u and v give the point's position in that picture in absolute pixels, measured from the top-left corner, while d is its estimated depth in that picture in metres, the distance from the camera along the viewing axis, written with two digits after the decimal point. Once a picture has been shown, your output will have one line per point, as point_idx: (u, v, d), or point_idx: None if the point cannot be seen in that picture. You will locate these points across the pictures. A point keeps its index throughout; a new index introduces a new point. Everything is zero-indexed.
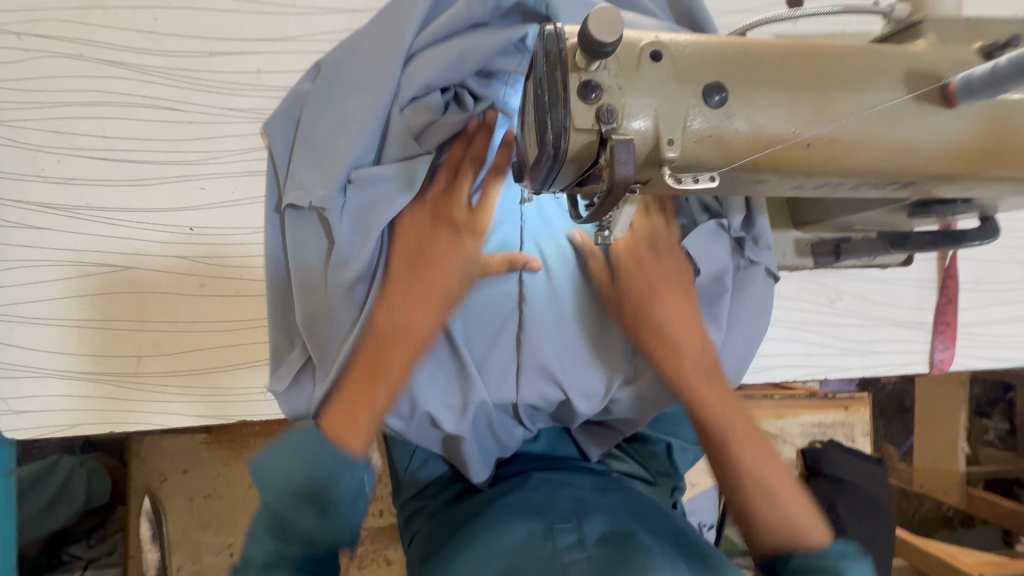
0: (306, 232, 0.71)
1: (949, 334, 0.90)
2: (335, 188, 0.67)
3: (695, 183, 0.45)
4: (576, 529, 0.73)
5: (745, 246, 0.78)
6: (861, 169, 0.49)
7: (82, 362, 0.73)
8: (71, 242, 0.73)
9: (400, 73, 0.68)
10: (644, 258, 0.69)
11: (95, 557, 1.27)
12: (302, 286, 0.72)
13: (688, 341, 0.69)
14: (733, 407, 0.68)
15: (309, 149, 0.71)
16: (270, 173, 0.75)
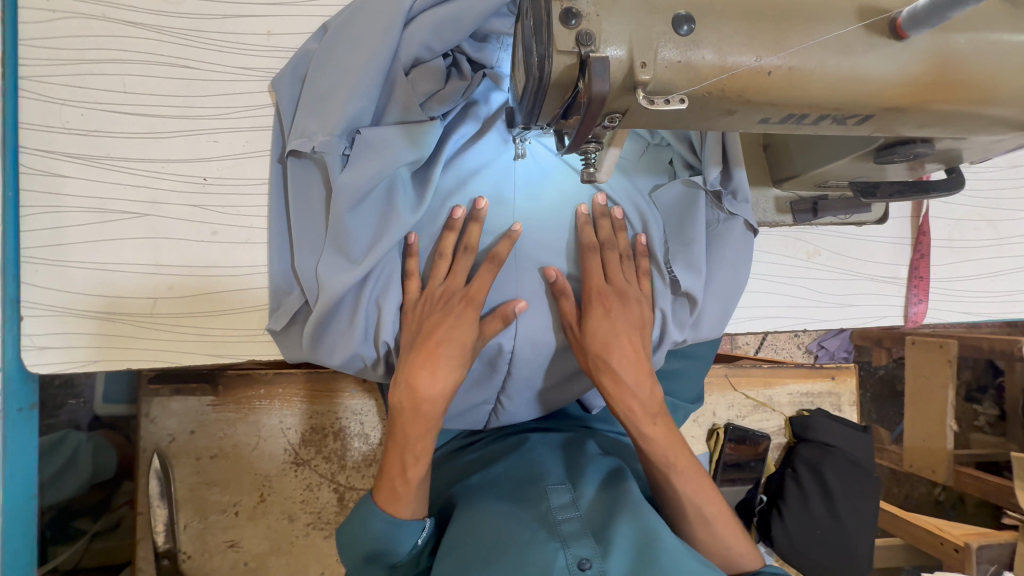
0: (307, 180, 0.77)
1: (922, 288, 0.95)
2: (336, 133, 0.73)
3: (667, 104, 0.50)
4: (570, 488, 0.79)
5: (723, 199, 0.84)
6: (818, 100, 0.54)
7: (101, 302, 0.78)
8: (93, 190, 0.78)
9: (400, 31, 0.74)
10: (609, 305, 0.78)
11: (100, 530, 1.32)
12: (301, 230, 0.78)
13: (640, 385, 0.77)
14: (677, 445, 0.77)
15: (314, 101, 0.76)
16: (277, 127, 0.80)
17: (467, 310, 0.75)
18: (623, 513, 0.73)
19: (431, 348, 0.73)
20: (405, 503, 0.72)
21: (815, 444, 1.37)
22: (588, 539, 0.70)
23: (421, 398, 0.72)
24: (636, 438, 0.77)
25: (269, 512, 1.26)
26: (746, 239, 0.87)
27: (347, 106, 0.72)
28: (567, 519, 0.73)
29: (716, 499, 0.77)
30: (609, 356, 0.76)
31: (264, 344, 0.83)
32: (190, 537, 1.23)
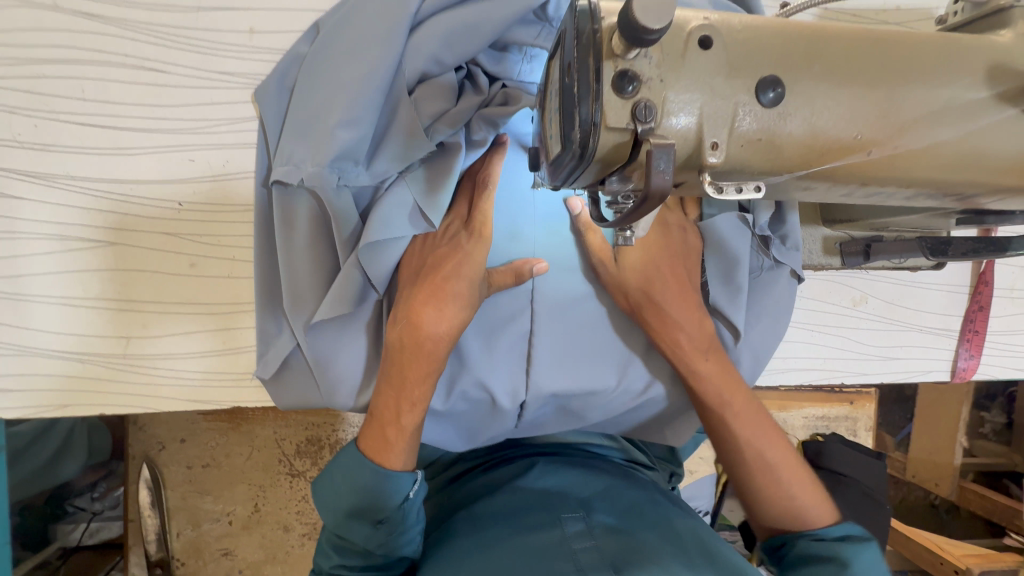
0: (296, 209, 0.67)
1: (976, 343, 0.86)
2: (327, 164, 0.63)
3: (738, 194, 0.40)
4: (585, 519, 0.72)
5: (771, 245, 0.74)
6: (923, 179, 0.43)
7: (67, 341, 0.70)
8: (53, 214, 0.68)
9: (404, 40, 0.62)
10: (652, 240, 0.71)
11: (99, 510, 1.29)
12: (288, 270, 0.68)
13: (688, 318, 0.72)
14: (733, 382, 0.72)
15: (304, 120, 0.65)
16: (260, 145, 0.69)
17: (474, 248, 0.66)
18: (649, 550, 0.66)
19: (439, 284, 0.65)
20: (394, 452, 0.65)
21: (827, 473, 1.32)
22: (606, 570, 0.62)
23: (425, 336, 0.64)
24: (686, 376, 0.72)
25: (264, 522, 1.23)
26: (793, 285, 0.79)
27: (339, 132, 0.61)
28: (584, 550, 0.66)
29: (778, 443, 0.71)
30: (655, 288, 0.70)
31: (252, 388, 0.75)
32: (184, 544, 1.21)
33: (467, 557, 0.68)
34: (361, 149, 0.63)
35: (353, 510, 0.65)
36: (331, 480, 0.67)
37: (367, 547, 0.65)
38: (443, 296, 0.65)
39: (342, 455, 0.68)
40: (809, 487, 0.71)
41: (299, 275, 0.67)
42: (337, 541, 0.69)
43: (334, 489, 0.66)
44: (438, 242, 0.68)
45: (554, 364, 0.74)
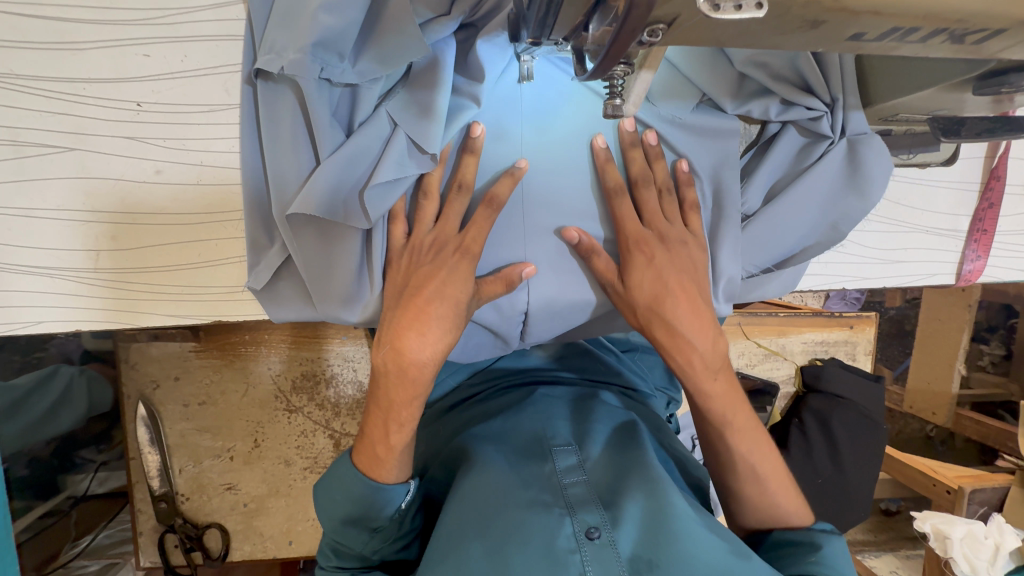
0: (279, 106, 0.62)
1: (984, 242, 0.83)
2: (309, 50, 0.57)
3: (737, 11, 0.35)
4: (577, 451, 0.70)
5: (820, 125, 0.69)
6: (942, 6, 0.39)
7: (34, 255, 0.67)
8: (3, 117, 0.64)
9: None
10: (655, 251, 0.66)
11: (106, 460, 1.32)
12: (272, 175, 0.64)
13: (701, 336, 0.67)
14: (737, 400, 0.68)
15: (286, 11, 0.60)
16: (248, 36, 0.64)
17: (461, 263, 0.63)
18: (637, 476, 0.66)
19: (421, 307, 0.62)
20: (388, 467, 0.64)
21: (825, 395, 1.33)
22: (596, 505, 0.63)
23: (408, 362, 0.62)
24: (692, 395, 0.68)
25: (265, 457, 1.24)
26: (835, 189, 0.72)
27: (319, 14, 0.57)
28: (574, 485, 0.66)
29: (741, 407, 0.69)
30: (665, 306, 0.66)
31: (234, 303, 0.73)
32: (186, 480, 1.22)
33: (462, 475, 0.68)
34: (346, 39, 0.59)
35: (352, 535, 0.65)
36: (326, 489, 0.65)
37: (364, 551, 0.65)
38: (427, 318, 0.62)
39: (337, 464, 0.66)
40: (795, 501, 0.69)
41: (286, 181, 0.63)
42: (336, 544, 0.68)
43: (329, 496, 0.65)
44: (433, 250, 0.64)
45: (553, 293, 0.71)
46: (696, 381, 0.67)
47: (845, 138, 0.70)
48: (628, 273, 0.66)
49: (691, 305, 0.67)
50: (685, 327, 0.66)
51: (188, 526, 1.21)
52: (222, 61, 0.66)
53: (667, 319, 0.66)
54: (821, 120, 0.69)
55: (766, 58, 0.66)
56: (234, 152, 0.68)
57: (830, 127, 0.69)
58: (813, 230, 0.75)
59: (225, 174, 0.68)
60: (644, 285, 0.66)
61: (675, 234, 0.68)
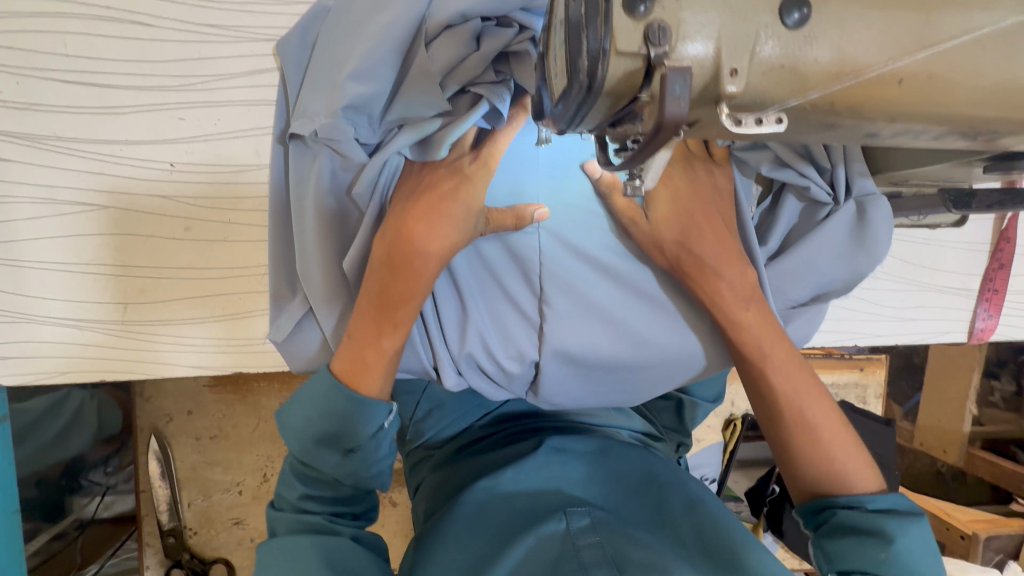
0: (313, 164, 0.64)
1: (996, 302, 0.84)
2: (341, 114, 0.59)
3: (758, 125, 0.37)
4: (590, 512, 0.70)
5: (813, 193, 0.71)
6: (959, 113, 0.40)
7: (63, 308, 0.68)
8: (43, 176, 0.66)
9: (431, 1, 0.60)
10: (680, 185, 0.65)
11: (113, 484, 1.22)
12: (300, 215, 0.66)
13: (727, 265, 0.66)
14: (774, 332, 0.66)
15: (318, 77, 0.62)
16: (281, 99, 0.67)
17: (475, 173, 0.61)
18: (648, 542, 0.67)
19: (434, 202, 0.60)
20: (372, 376, 0.62)
21: None
22: (609, 569, 0.62)
23: (415, 253, 0.60)
24: (721, 326, 0.67)
25: (274, 492, 1.24)
26: (846, 249, 0.73)
27: (352, 82, 0.59)
28: (588, 546, 0.65)
29: (779, 339, 0.66)
30: (693, 240, 0.65)
31: (255, 354, 0.74)
32: (196, 513, 1.22)
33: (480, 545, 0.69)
34: (375, 101, 0.60)
35: (324, 458, 0.63)
36: (298, 406, 0.63)
37: (337, 476, 0.64)
38: (433, 216, 0.60)
39: (312, 382, 0.64)
40: (852, 452, 0.65)
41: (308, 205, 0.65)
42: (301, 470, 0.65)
43: (303, 414, 0.63)
44: (437, 181, 0.61)
45: (570, 329, 0.69)
46: (726, 311, 0.65)
47: (851, 200, 0.72)
48: (660, 204, 0.65)
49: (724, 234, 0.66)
50: (714, 257, 0.65)
51: (195, 561, 1.20)
52: (253, 124, 0.69)
53: (701, 249, 0.64)
54: (813, 188, 0.71)
55: None
56: (262, 210, 0.70)
57: (829, 195, 0.71)
58: (828, 282, 0.75)
59: (251, 231, 0.71)
60: (672, 220, 0.64)
61: (700, 168, 0.66)
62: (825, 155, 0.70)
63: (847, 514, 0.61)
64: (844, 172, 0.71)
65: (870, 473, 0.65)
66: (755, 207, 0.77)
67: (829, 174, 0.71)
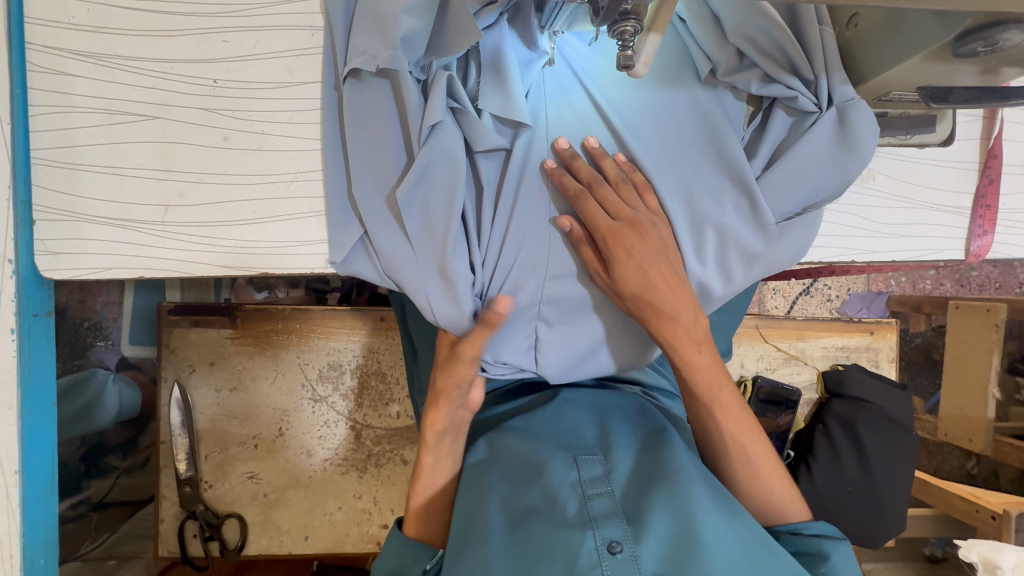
0: (368, 100, 0.72)
1: (989, 218, 0.86)
2: (398, 47, 0.67)
3: None
4: (602, 461, 0.72)
5: (799, 101, 0.75)
6: None
7: (109, 208, 0.75)
8: (103, 90, 0.75)
9: None
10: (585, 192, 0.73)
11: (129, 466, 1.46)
12: (358, 145, 0.74)
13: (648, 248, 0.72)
14: (682, 302, 0.72)
15: (363, 15, 0.70)
16: (327, 44, 0.76)
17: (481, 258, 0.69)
18: (661, 488, 0.67)
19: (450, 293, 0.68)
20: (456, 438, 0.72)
21: (848, 400, 1.30)
22: (620, 520, 0.65)
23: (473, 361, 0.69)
24: (643, 311, 0.72)
25: (288, 446, 1.26)
26: (832, 156, 0.76)
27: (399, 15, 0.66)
28: (596, 496, 0.68)
29: (685, 306, 0.72)
30: (612, 237, 0.71)
31: (278, 258, 0.79)
32: (212, 466, 1.24)
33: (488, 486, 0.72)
34: (421, 37, 0.69)
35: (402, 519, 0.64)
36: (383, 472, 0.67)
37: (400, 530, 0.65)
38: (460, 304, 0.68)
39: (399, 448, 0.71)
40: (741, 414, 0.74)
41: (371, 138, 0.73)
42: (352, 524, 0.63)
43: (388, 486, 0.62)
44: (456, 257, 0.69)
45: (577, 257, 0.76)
46: (664, 295, 0.72)
47: (833, 108, 0.75)
48: (581, 211, 0.72)
49: (641, 234, 0.72)
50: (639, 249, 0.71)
51: (209, 514, 1.22)
52: (288, 46, 0.77)
53: (613, 261, 0.71)
54: (800, 98, 0.74)
55: (753, 33, 0.73)
56: (291, 122, 0.77)
57: (814, 103, 0.75)
58: (818, 192, 0.78)
59: (281, 141, 0.77)
60: (593, 210, 0.72)
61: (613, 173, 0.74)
62: (808, 66, 0.75)
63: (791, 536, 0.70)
64: (827, 81, 0.75)
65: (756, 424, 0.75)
66: (746, 126, 0.81)
67: (812, 86, 0.76)
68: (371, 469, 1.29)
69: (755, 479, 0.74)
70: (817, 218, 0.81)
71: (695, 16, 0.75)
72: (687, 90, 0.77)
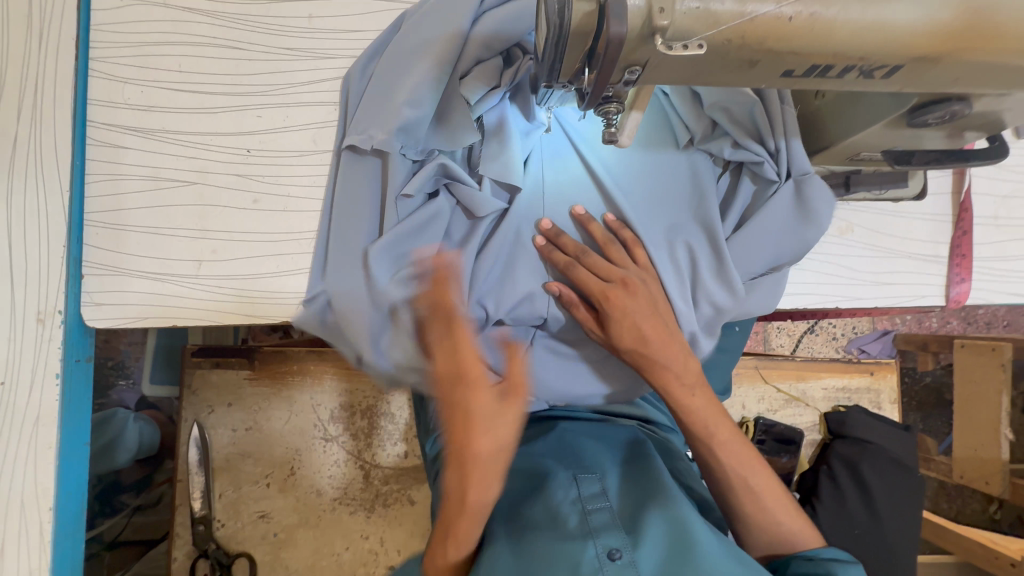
0: (357, 169, 0.81)
1: (965, 266, 0.91)
2: (394, 134, 0.76)
3: (685, 50, 0.51)
4: (599, 479, 0.76)
5: (766, 168, 0.82)
6: (846, 46, 0.54)
7: (149, 264, 0.84)
8: (150, 160, 0.85)
9: (465, 33, 0.77)
10: (575, 263, 0.79)
11: (142, 505, 1.50)
12: (343, 203, 0.82)
13: (640, 306, 0.77)
14: (677, 351, 0.77)
15: (372, 98, 0.80)
16: (342, 122, 0.85)
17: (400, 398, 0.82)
18: (654, 502, 0.71)
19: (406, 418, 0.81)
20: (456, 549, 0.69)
21: (851, 441, 1.31)
22: (618, 529, 0.67)
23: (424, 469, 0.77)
24: (643, 365, 0.78)
25: (299, 485, 1.30)
26: (792, 220, 0.83)
27: (401, 106, 0.76)
28: (596, 509, 0.71)
29: (677, 350, 0.77)
30: (607, 301, 0.77)
31: (297, 308, 0.86)
32: (224, 505, 1.28)
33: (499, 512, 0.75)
34: (421, 125, 0.77)
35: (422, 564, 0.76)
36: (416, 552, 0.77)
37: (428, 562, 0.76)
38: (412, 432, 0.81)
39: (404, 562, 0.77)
40: (742, 451, 0.77)
41: (355, 194, 0.81)
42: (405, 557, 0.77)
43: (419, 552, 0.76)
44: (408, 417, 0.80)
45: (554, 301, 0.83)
46: (661, 349, 0.77)
47: (789, 181, 0.83)
48: (572, 278, 0.79)
49: (632, 293, 0.77)
50: (633, 308, 0.77)
51: (220, 553, 1.25)
52: (313, 119, 0.87)
53: (610, 319, 0.77)
54: (765, 164, 0.82)
55: (728, 104, 0.80)
56: (314, 187, 0.86)
57: (775, 171, 0.82)
58: (781, 253, 0.85)
59: (305, 203, 0.86)
60: (586, 280, 0.78)
61: (601, 237, 0.81)
62: (773, 134, 0.82)
63: (801, 565, 0.69)
64: (788, 151, 0.82)
65: (759, 457, 0.78)
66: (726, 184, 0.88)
67: (774, 155, 0.82)
68: (379, 509, 1.31)
69: (753, 520, 0.75)
70: (784, 274, 0.88)
71: (677, 91, 0.83)
72: (666, 157, 0.86)
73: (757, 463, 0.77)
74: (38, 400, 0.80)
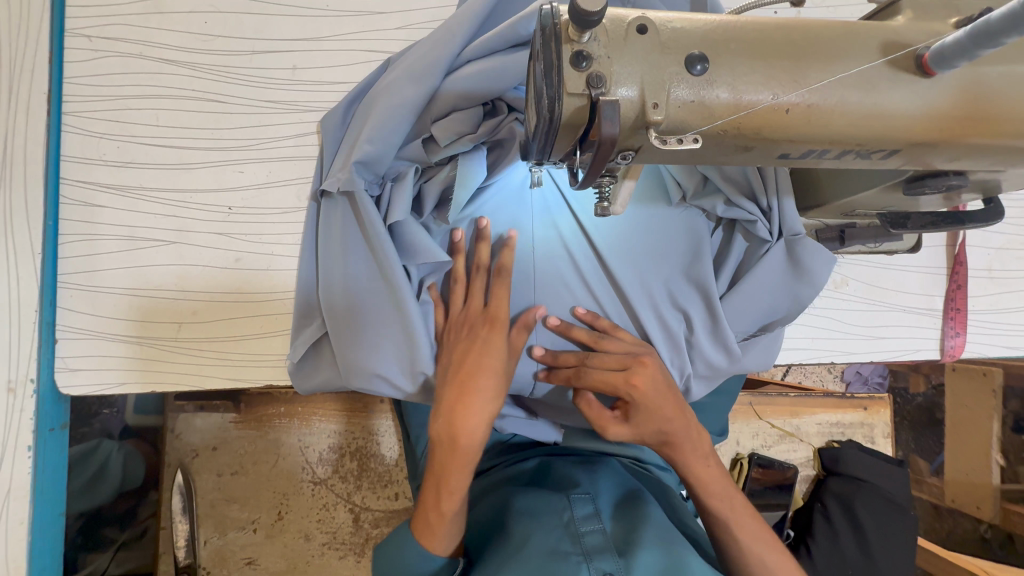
0: (334, 213, 0.78)
1: (959, 320, 0.90)
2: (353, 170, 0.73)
3: (679, 144, 0.50)
4: (593, 501, 0.76)
5: (758, 227, 0.80)
6: (845, 134, 0.52)
7: (126, 327, 0.81)
8: (127, 219, 0.82)
9: (442, 79, 0.74)
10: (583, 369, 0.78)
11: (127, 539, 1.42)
12: (323, 246, 0.79)
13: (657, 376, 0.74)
14: (686, 420, 0.75)
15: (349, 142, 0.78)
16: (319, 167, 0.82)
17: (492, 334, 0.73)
18: (648, 528, 0.71)
19: (465, 380, 0.69)
20: (439, 538, 0.68)
21: (844, 478, 1.30)
22: (612, 553, 0.67)
23: (459, 433, 0.67)
24: (672, 440, 0.75)
25: (287, 530, 1.27)
26: (789, 279, 0.83)
27: (365, 144, 0.73)
28: (589, 532, 0.71)
29: (685, 419, 0.75)
30: (633, 389, 0.73)
31: (282, 369, 0.84)
32: (210, 552, 1.25)
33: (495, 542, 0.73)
34: (381, 160, 0.74)
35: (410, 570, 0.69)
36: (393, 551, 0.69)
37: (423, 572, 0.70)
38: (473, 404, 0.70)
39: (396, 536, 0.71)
40: (739, 515, 0.76)
41: (330, 237, 0.78)
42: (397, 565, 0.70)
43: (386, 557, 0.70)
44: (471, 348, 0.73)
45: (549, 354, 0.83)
46: (679, 423, 0.74)
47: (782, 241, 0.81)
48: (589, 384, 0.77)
49: (646, 369, 0.74)
50: (656, 387, 0.74)
51: None
52: (296, 175, 0.84)
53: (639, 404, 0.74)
54: (757, 224, 0.80)
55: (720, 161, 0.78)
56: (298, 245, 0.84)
57: (767, 231, 0.80)
58: (776, 309, 0.85)
59: (290, 262, 0.84)
60: (601, 379, 0.76)
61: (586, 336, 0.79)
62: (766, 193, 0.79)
63: None
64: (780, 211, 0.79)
65: (753, 517, 0.76)
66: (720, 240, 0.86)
67: (767, 214, 0.80)
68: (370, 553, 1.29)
69: None
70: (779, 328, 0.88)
71: None
72: (659, 211, 0.83)
73: (753, 524, 0.76)
74: (9, 474, 0.77)
